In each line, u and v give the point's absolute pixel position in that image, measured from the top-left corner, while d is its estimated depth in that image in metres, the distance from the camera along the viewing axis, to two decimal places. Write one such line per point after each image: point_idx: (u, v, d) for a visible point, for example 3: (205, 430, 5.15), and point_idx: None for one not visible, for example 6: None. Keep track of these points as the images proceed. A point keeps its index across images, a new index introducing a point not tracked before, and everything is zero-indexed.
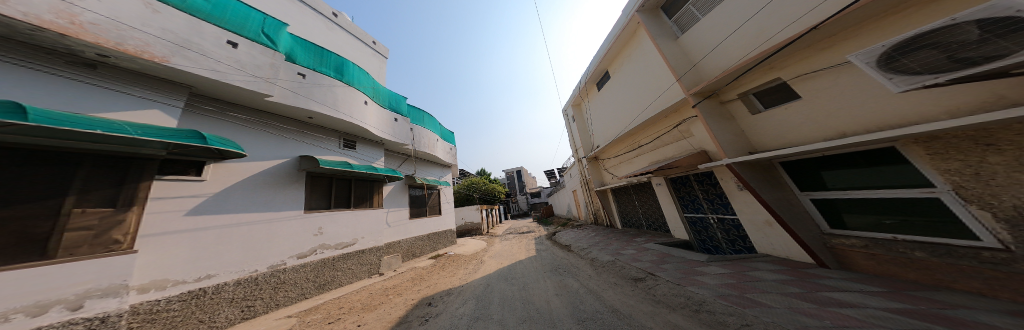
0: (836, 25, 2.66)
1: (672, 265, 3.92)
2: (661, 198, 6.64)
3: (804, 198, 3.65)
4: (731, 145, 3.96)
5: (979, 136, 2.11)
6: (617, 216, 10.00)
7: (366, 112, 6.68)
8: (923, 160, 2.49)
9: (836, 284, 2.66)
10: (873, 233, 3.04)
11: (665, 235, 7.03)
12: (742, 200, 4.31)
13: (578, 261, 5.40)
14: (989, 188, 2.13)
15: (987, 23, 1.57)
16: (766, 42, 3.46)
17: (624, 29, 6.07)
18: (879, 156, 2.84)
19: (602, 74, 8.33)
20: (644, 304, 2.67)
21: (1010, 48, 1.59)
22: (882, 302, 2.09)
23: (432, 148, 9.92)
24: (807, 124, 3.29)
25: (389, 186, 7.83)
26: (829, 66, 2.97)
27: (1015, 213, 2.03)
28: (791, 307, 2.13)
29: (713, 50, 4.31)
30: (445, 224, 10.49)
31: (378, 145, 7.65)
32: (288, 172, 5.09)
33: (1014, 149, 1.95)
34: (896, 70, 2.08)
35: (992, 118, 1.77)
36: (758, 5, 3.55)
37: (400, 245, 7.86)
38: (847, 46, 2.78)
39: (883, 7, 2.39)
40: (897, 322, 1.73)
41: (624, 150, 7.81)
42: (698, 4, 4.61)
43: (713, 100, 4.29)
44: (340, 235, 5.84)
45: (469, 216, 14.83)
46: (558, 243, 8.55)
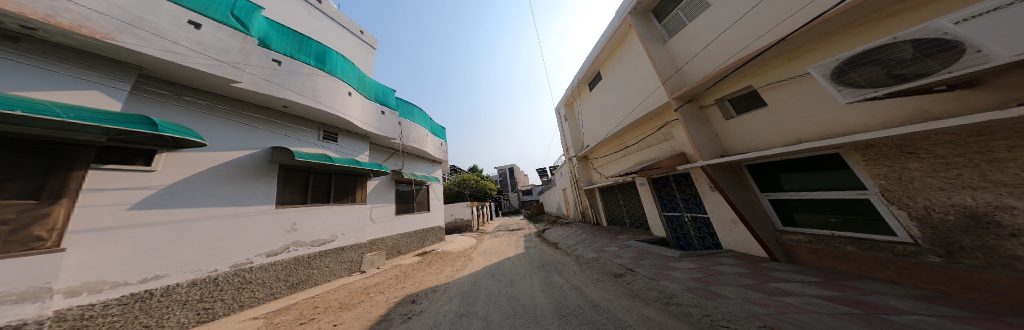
0: (798, 39, 2.97)
1: (649, 261, 4.21)
2: (643, 198, 7.03)
3: (764, 198, 4.04)
4: (708, 150, 4.28)
5: (905, 146, 2.49)
6: (603, 213, 10.44)
7: (350, 102, 6.26)
8: (860, 166, 2.87)
9: (783, 275, 3.03)
10: (816, 230, 3.47)
11: (645, 233, 7.48)
12: (712, 200, 4.71)
13: (564, 258, 5.58)
14: (907, 191, 2.54)
15: (922, 42, 1.85)
16: (743, 50, 3.77)
17: (617, 31, 6.26)
18: (827, 162, 3.21)
19: (594, 75, 8.53)
20: (622, 299, 2.83)
21: (934, 68, 1.90)
22: (818, 291, 2.42)
23: (422, 143, 9.60)
24: (770, 131, 3.63)
25: (373, 181, 7.46)
26: (791, 77, 3.32)
27: (925, 212, 2.44)
28: (745, 297, 2.39)
29: (696, 56, 4.59)
30: (434, 221, 10.27)
31: (362, 138, 7.23)
32: (257, 164, 4.65)
33: (930, 157, 2.35)
34: (845, 83, 2.40)
35: (912, 131, 2.13)
36: (740, 13, 3.83)
37: (384, 242, 7.56)
38: (808, 61, 3.15)
39: (837, 24, 2.72)
40: (826, 307, 2.02)
41: (612, 151, 8.12)
42: (685, 10, 4.84)
43: (694, 105, 4.59)
44: (317, 232, 5.50)
45: (458, 213, 14.63)
46: (546, 240, 8.78)
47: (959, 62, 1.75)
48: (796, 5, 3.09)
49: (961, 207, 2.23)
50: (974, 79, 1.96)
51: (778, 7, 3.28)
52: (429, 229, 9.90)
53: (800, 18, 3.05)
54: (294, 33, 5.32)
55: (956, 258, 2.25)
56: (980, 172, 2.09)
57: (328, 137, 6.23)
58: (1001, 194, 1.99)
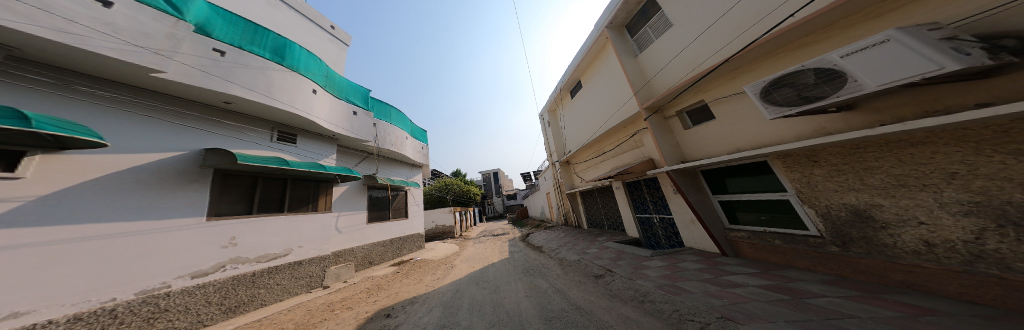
0: (738, 61, 3.50)
1: (625, 261, 4.54)
2: (619, 201, 7.55)
3: (714, 199, 4.63)
4: (672, 157, 4.79)
5: (811, 156, 3.14)
6: (583, 216, 10.93)
7: (314, 102, 5.53)
8: (782, 171, 3.51)
9: (732, 268, 3.54)
10: (752, 227, 4.09)
11: (621, 234, 8.01)
12: (675, 202, 5.27)
13: (548, 261, 5.74)
14: (812, 193, 3.20)
15: (820, 70, 2.40)
16: (697, 67, 4.30)
17: (595, 43, 6.68)
18: (758, 168, 3.84)
19: (575, 84, 8.94)
20: (603, 299, 3.01)
21: (828, 92, 2.41)
22: (758, 281, 2.87)
23: (401, 147, 8.98)
24: (719, 140, 4.18)
25: (341, 187, 6.90)
26: (732, 94, 3.89)
27: (825, 209, 3.10)
28: (705, 291, 2.73)
29: (662, 70, 5.10)
30: (412, 228, 9.65)
31: (328, 140, 6.48)
32: (181, 168, 3.84)
33: (827, 164, 3.00)
34: (770, 102, 2.91)
35: (818, 143, 2.68)
36: (694, 35, 4.35)
37: (352, 253, 6.84)
38: (743, 79, 3.73)
39: (764, 50, 3.30)
40: (764, 295, 2.42)
41: (591, 156, 8.60)
42: (653, 27, 5.33)
43: (659, 115, 5.09)
44: (266, 247, 4.77)
45: (439, 219, 13.95)
46: (531, 244, 8.91)
47: (845, 88, 2.26)
48: (739, 29, 3.62)
49: (848, 205, 2.89)
50: (854, 102, 2.56)
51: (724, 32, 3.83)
52: (407, 236, 9.25)
53: (740, 42, 3.61)
54: (245, 21, 4.54)
55: (847, 247, 2.89)
56: (859, 178, 2.74)
57: (284, 139, 5.47)
58: (875, 196, 2.63)
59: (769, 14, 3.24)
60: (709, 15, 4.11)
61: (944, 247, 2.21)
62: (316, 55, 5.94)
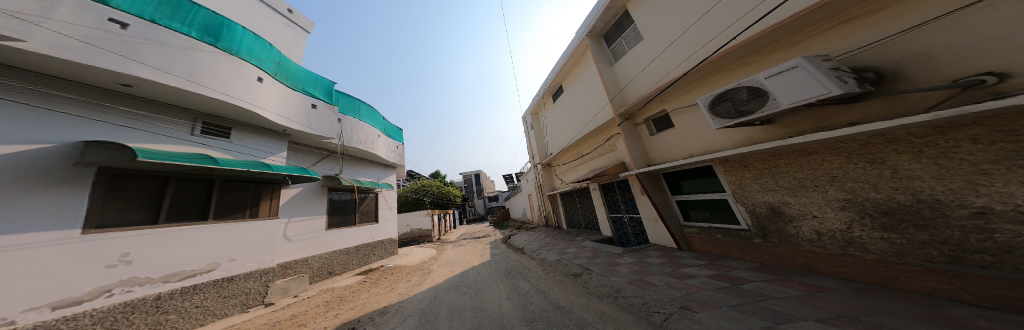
0: (692, 76, 4.03)
1: (601, 259, 4.86)
2: (595, 202, 8.00)
3: (672, 199, 5.21)
4: (640, 161, 5.27)
5: (738, 162, 3.92)
6: (562, 216, 11.35)
7: (260, 91, 4.95)
8: (722, 174, 4.21)
9: (688, 261, 4.04)
10: (700, 223, 4.73)
11: (596, 233, 8.49)
12: (642, 202, 5.81)
13: (529, 262, 5.82)
14: (741, 192, 3.96)
15: (752, 89, 2.93)
16: (661, 80, 4.78)
17: (576, 50, 7.08)
18: (705, 172, 4.50)
19: (557, 88, 9.32)
20: (582, 298, 3.16)
21: (756, 108, 2.91)
22: (708, 272, 3.34)
23: (371, 146, 8.31)
24: (678, 147, 4.69)
25: (293, 189, 6.17)
26: (687, 105, 4.45)
27: (751, 206, 3.84)
28: (667, 284, 3.09)
29: (632, 80, 5.54)
30: (383, 235, 8.87)
31: (276, 135, 5.70)
32: (40, 164, 2.92)
33: (750, 168, 3.79)
34: (715, 114, 3.39)
35: (747, 150, 3.28)
36: (659, 50, 4.82)
37: (299, 266, 5.97)
38: (695, 92, 4.31)
39: (711, 69, 3.87)
40: (713, 285, 2.83)
41: (570, 159, 9.03)
42: (627, 39, 5.72)
43: (630, 122, 5.54)
44: (181, 263, 3.91)
45: (415, 223, 13.06)
46: (512, 246, 8.96)
47: (768, 104, 2.77)
48: (693, 48, 4.14)
49: (765, 203, 3.68)
50: (772, 117, 3.20)
51: (682, 50, 4.33)
52: (376, 243, 8.48)
53: (693, 60, 4.13)
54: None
55: (767, 238, 3.68)
56: (773, 181, 3.53)
57: (209, 132, 4.60)
58: (788, 195, 3.39)
59: (722, 38, 3.71)
60: (672, 30, 4.52)
61: (828, 236, 3.02)
62: (264, 39, 5.35)
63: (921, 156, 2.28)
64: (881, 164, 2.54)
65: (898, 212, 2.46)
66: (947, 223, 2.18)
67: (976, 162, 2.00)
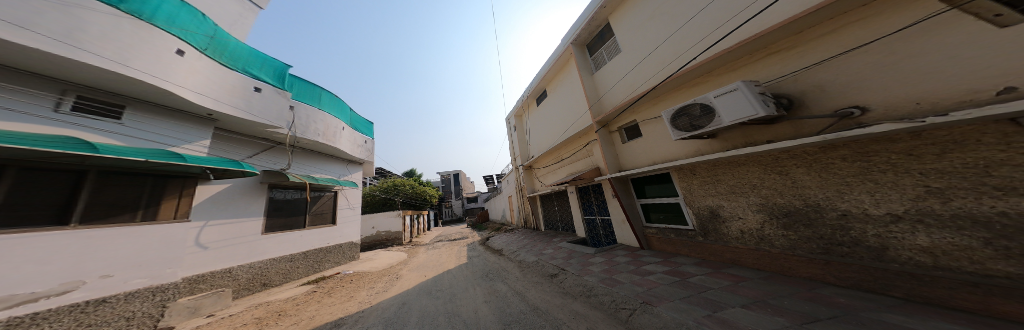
0: (659, 91, 4.48)
1: (576, 260, 5.10)
2: (572, 204, 8.30)
3: (637, 202, 5.67)
4: (612, 167, 5.68)
5: (689, 171, 4.47)
6: (539, 218, 11.55)
7: (179, 66, 4.02)
8: (677, 179, 4.71)
9: (649, 259, 4.47)
10: (658, 224, 5.24)
11: (571, 234, 8.84)
12: (613, 205, 6.25)
13: (507, 264, 5.82)
14: (690, 197, 4.51)
15: (703, 107, 3.41)
16: (633, 92, 5.17)
17: (560, 57, 7.35)
18: (663, 178, 5.03)
19: (541, 92, 9.56)
20: (558, 298, 3.27)
21: (706, 123, 3.37)
22: (666, 269, 3.75)
23: (332, 139, 7.34)
24: (644, 154, 5.13)
25: (214, 185, 5.09)
26: (651, 117, 4.91)
27: (697, 209, 4.42)
28: (632, 281, 3.40)
29: (609, 90, 5.91)
30: (337, 240, 7.87)
31: (192, 118, 4.63)
32: None
33: (698, 175, 4.33)
34: (675, 127, 3.77)
35: (699, 160, 3.75)
36: (632, 64, 5.23)
37: (213, 280, 4.78)
38: (659, 105, 4.76)
39: (673, 86, 4.35)
40: (670, 281, 3.20)
41: (551, 162, 9.31)
42: (606, 51, 6.08)
43: (605, 129, 5.90)
44: (17, 284, 2.72)
45: (383, 224, 12.03)
46: (489, 247, 8.88)
47: (715, 120, 3.25)
48: (659, 67, 4.59)
49: (705, 206, 4.28)
50: (716, 133, 3.75)
51: (650, 67, 4.77)
52: (331, 247, 7.58)
53: (659, 76, 4.58)
54: None
55: (706, 236, 4.28)
56: (712, 187, 4.15)
57: (84, 110, 3.51)
58: (723, 199, 4.01)
59: (686, 59, 4.10)
60: (645, 46, 4.89)
61: (749, 234, 3.68)
62: (189, 5, 4.40)
63: (810, 170, 3.03)
64: (787, 175, 3.26)
65: (796, 213, 3.17)
66: (824, 223, 2.92)
67: (846, 177, 2.73)
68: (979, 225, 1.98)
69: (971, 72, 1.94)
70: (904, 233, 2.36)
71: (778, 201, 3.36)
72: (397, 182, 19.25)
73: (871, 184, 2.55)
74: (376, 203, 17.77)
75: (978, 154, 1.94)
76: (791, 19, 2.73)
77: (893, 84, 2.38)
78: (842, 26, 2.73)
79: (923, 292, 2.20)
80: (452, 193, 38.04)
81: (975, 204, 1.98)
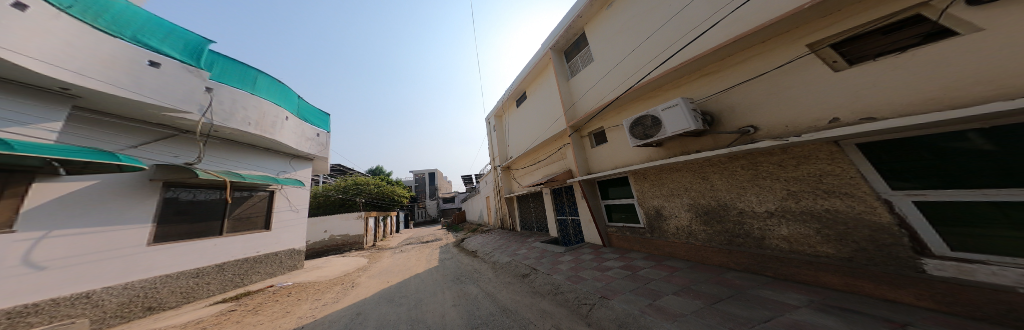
0: (623, 101, 4.95)
1: (547, 259, 5.34)
2: (546, 205, 8.57)
3: (602, 204, 6.20)
4: (582, 170, 6.08)
5: (642, 176, 5.05)
6: (515, 219, 11.61)
7: (13, 25, 2.76)
8: (633, 182, 5.28)
9: (609, 256, 4.93)
10: (617, 224, 5.81)
11: (544, 234, 9.11)
12: (581, 206, 6.68)
13: (480, 266, 5.75)
14: (641, 197, 5.11)
15: (652, 119, 3.90)
16: (601, 100, 5.58)
17: (539, 61, 7.56)
18: (622, 181, 5.58)
19: (521, 94, 9.69)
20: (527, 297, 3.37)
21: (653, 134, 3.88)
22: (622, 264, 4.22)
23: (270, 130, 6.00)
24: (609, 159, 5.61)
25: (76, 181, 3.71)
26: (615, 125, 5.40)
27: (647, 209, 5.02)
28: (594, 277, 3.73)
29: (581, 97, 6.26)
30: (270, 247, 6.53)
31: (28, 89, 3.21)
32: None
33: (649, 179, 4.92)
34: (631, 135, 4.23)
35: (651, 165, 4.26)
36: (601, 75, 5.64)
37: (55, 310, 3.37)
38: (623, 114, 5.25)
39: (634, 97, 4.85)
40: (625, 275, 3.61)
41: (528, 164, 9.52)
42: (580, 60, 6.42)
43: (577, 133, 6.27)
44: None
45: (338, 228, 10.51)
46: (463, 249, 8.62)
47: (660, 132, 3.77)
48: (622, 78, 5.04)
49: (651, 206, 4.92)
50: (664, 143, 4.35)
51: (616, 78, 5.21)
52: (261, 256, 6.23)
53: (621, 86, 5.03)
54: None
55: (652, 232, 4.94)
56: (657, 189, 4.79)
57: None
58: (665, 200, 4.66)
59: (645, 71, 4.55)
60: (614, 57, 5.28)
61: (681, 229, 4.38)
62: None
63: (722, 176, 3.74)
64: (707, 180, 3.95)
65: (712, 211, 3.89)
66: (729, 219, 3.68)
67: (744, 182, 3.49)
68: (816, 219, 2.82)
69: (823, 105, 2.73)
70: (775, 225, 3.18)
71: (701, 201, 4.06)
72: (361, 180, 17.19)
73: (757, 188, 3.35)
74: (333, 203, 15.59)
75: (817, 167, 2.80)
76: (719, 46, 3.32)
77: (780, 111, 3.11)
78: (753, 55, 3.38)
79: (787, 272, 3.04)
80: (421, 192, 35.59)
81: (814, 203, 2.83)
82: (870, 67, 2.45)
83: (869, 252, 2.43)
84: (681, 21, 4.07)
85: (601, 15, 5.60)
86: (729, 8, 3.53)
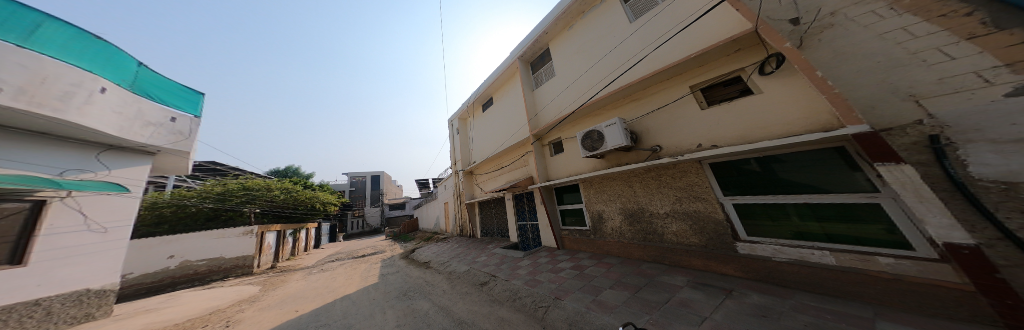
0: (578, 115, 5.50)
1: (507, 265, 5.34)
2: (507, 210, 8.61)
3: (557, 209, 6.61)
4: (542, 177, 6.39)
5: (591, 184, 5.62)
6: (473, 226, 11.16)
7: None
8: (583, 189, 5.81)
9: (564, 258, 5.26)
10: (570, 227, 6.27)
11: (503, 240, 9.07)
12: (539, 211, 6.96)
13: (434, 277, 5.30)
14: (588, 202, 5.68)
15: (597, 134, 4.48)
16: (560, 112, 6.02)
17: (506, 68, 7.77)
18: (574, 188, 6.13)
19: (487, 99, 9.68)
20: (485, 306, 3.27)
21: (598, 146, 4.43)
22: (575, 264, 4.57)
23: (58, 106, 3.80)
24: (565, 168, 6.04)
25: None
26: (571, 136, 5.92)
27: (592, 213, 5.61)
28: (550, 279, 3.90)
29: (544, 108, 6.63)
30: (24, 293, 3.71)
31: None
32: None
33: (596, 186, 5.51)
34: (583, 147, 4.68)
35: (597, 174, 4.79)
36: (561, 89, 6.13)
37: None
38: (577, 127, 5.80)
39: (587, 113, 5.44)
40: (577, 275, 3.89)
41: (491, 169, 9.47)
42: (544, 73, 6.84)
43: (539, 142, 6.59)
44: None
45: (199, 250, 7.21)
46: (414, 261, 7.77)
47: (604, 145, 4.34)
48: (578, 94, 5.58)
49: (594, 210, 5.57)
50: (607, 154, 4.97)
51: (573, 93, 5.73)
52: (40, 302, 3.84)
53: (577, 101, 5.57)
54: None
55: (595, 234, 5.55)
56: (599, 195, 5.42)
57: None
58: (603, 205, 5.35)
59: (592, 93, 5.21)
60: (572, 74, 5.82)
61: (615, 230, 5.09)
62: None
63: (642, 185, 4.56)
64: (631, 187, 4.76)
65: (635, 213, 4.69)
66: (645, 219, 4.53)
67: (653, 189, 4.38)
68: (691, 218, 3.90)
69: (708, 132, 3.74)
70: (672, 224, 4.14)
71: (628, 205, 4.83)
72: (253, 183, 11.36)
73: (662, 194, 4.26)
74: (196, 216, 9.27)
75: (694, 179, 3.87)
76: (647, 76, 4.08)
77: (683, 134, 4.01)
78: (662, 89, 4.31)
79: (688, 261, 3.90)
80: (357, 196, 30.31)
81: (692, 206, 3.90)
82: (731, 106, 3.56)
83: (717, 241, 3.65)
84: (623, 51, 4.81)
85: (563, 35, 6.16)
86: (654, 46, 4.34)
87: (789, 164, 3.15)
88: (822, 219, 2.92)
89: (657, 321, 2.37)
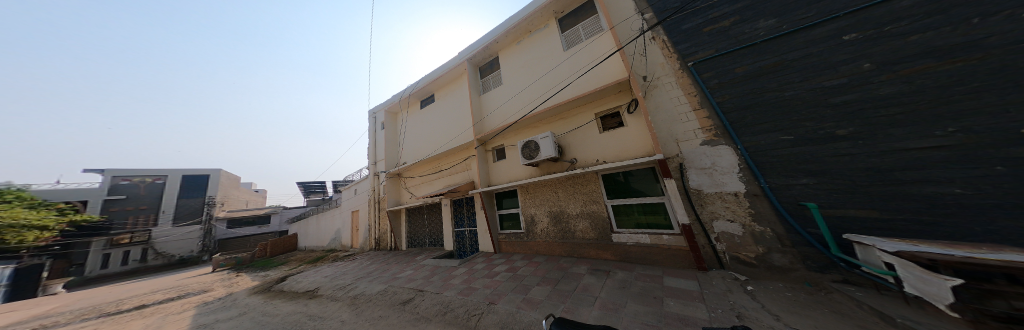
0: (520, 125, 5.85)
1: (437, 276, 4.90)
2: (443, 217, 7.99)
3: (495, 213, 6.68)
4: (484, 182, 6.33)
5: (526, 189, 5.95)
6: (397, 238, 9.63)
7: None
8: (520, 194, 6.11)
9: (499, 262, 5.33)
10: (507, 231, 6.42)
11: (436, 250, 8.27)
12: (479, 216, 6.85)
13: (335, 306, 4.18)
14: (524, 206, 5.99)
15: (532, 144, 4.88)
16: (504, 120, 6.19)
17: (453, 68, 7.42)
18: (511, 193, 6.39)
19: (427, 96, 8.88)
20: (406, 328, 2.83)
21: (534, 155, 4.81)
22: (512, 266, 4.71)
23: None
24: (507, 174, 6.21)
25: None
26: (512, 144, 6.18)
27: (528, 216, 5.93)
28: (485, 285, 3.84)
29: (489, 114, 6.65)
30: None
31: None
32: None
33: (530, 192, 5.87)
34: (523, 156, 4.97)
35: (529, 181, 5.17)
36: (506, 98, 6.34)
37: None
38: (518, 136, 6.10)
39: (528, 124, 5.85)
40: (511, 277, 4.01)
41: (427, 172, 8.61)
42: (491, 80, 6.94)
43: (482, 147, 6.54)
44: None
45: None
46: (306, 288, 5.94)
47: (536, 154, 4.78)
48: (520, 105, 5.91)
49: (527, 214, 5.94)
50: (541, 163, 5.47)
51: (516, 103, 6.02)
52: None
53: (518, 112, 5.88)
54: None
55: (528, 236, 5.92)
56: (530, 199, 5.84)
57: None
58: (533, 208, 5.81)
59: (529, 107, 5.68)
60: (517, 86, 6.14)
61: (541, 231, 5.62)
62: None
63: (563, 191, 5.23)
64: (555, 193, 5.37)
65: (558, 216, 5.31)
66: (564, 220, 5.19)
67: (570, 195, 5.11)
68: (591, 218, 4.80)
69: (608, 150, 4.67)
70: (581, 223, 4.93)
71: (553, 209, 5.41)
72: None
73: (577, 199, 5.01)
74: None
75: (597, 186, 4.77)
76: (573, 98, 4.76)
77: (592, 150, 4.88)
78: (579, 112, 5.15)
79: (595, 254, 4.68)
80: (135, 209, 18.90)
81: (597, 208, 4.75)
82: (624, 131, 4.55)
83: (603, 234, 4.64)
84: (558, 73, 5.46)
85: (512, 48, 6.45)
86: (581, 73, 5.13)
87: (637, 177, 4.44)
88: (646, 213, 4.33)
89: (569, 307, 2.70)
